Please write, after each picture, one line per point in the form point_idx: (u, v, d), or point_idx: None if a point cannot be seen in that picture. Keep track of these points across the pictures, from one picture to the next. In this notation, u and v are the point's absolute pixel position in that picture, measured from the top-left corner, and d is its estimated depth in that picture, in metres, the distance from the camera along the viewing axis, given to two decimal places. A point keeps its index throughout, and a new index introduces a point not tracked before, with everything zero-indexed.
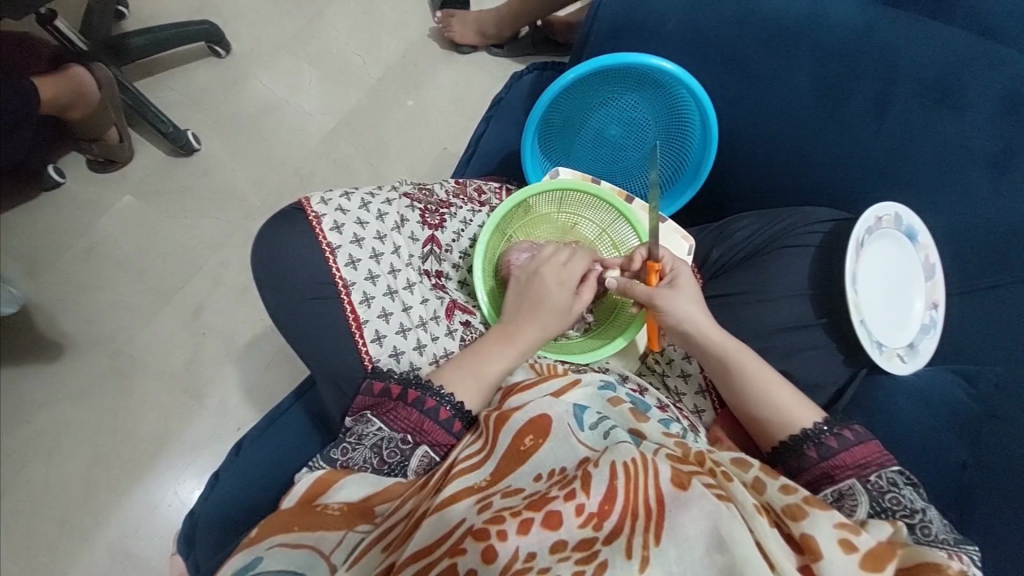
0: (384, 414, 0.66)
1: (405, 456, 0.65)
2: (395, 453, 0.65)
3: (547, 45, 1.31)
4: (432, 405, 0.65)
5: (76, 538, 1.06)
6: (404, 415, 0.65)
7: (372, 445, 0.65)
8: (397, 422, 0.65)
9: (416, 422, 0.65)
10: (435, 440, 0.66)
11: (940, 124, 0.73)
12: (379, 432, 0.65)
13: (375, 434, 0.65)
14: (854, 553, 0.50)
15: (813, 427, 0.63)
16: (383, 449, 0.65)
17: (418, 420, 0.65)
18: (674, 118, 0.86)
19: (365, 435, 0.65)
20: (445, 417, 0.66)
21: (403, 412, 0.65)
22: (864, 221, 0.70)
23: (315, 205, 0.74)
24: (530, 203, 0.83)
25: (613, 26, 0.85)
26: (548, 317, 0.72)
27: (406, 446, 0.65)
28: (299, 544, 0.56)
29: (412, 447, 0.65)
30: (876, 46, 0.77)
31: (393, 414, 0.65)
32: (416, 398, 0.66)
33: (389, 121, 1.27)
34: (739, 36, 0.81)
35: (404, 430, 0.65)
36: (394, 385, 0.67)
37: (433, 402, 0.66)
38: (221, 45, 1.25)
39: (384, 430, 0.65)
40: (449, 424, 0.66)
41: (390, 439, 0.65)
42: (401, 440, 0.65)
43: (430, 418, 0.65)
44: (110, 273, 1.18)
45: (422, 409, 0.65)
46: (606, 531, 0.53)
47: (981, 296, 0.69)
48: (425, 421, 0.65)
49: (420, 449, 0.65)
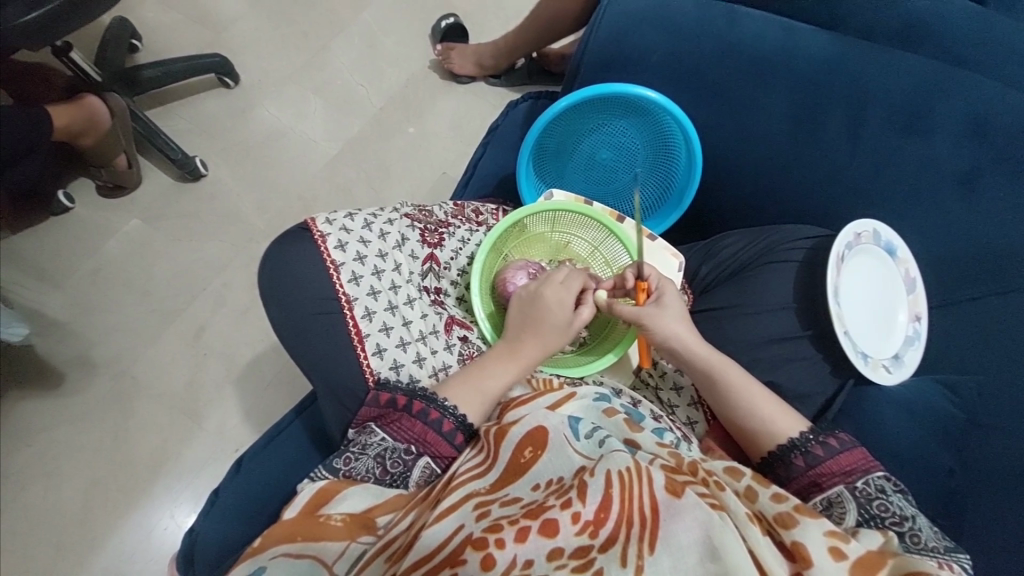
0: (388, 425, 0.68)
1: (407, 467, 0.66)
2: (397, 465, 0.66)
3: (545, 76, 1.36)
4: (436, 417, 0.67)
5: (70, 562, 1.06)
6: (408, 425, 0.67)
7: (375, 456, 0.66)
8: (400, 433, 0.67)
9: (419, 432, 0.67)
10: (437, 452, 0.67)
11: (914, 145, 0.77)
12: (382, 442, 0.67)
13: (379, 444, 0.67)
14: (844, 561, 0.52)
15: (799, 435, 0.65)
16: (385, 460, 0.66)
17: (422, 431, 0.67)
18: (661, 143, 0.90)
19: (368, 446, 0.67)
20: (447, 429, 0.67)
21: (406, 423, 0.67)
22: (843, 237, 0.73)
23: (320, 225, 0.77)
24: (524, 223, 0.86)
25: (602, 60, 0.89)
26: (546, 331, 0.73)
27: (408, 457, 0.66)
28: (302, 555, 0.58)
29: (414, 458, 0.66)
30: (852, 72, 0.81)
31: (397, 424, 0.67)
32: (420, 410, 0.67)
33: (390, 147, 1.31)
34: (723, 65, 0.85)
35: (408, 440, 0.67)
36: (400, 396, 0.68)
37: (437, 414, 0.67)
38: (229, 77, 1.29)
39: (388, 440, 0.67)
40: (451, 437, 0.67)
41: (393, 450, 0.66)
42: (404, 451, 0.66)
43: (433, 430, 0.67)
44: (114, 296, 1.19)
45: (426, 421, 0.67)
46: (601, 539, 0.54)
47: (961, 308, 0.71)
48: (429, 432, 0.67)
49: (422, 460, 0.66)
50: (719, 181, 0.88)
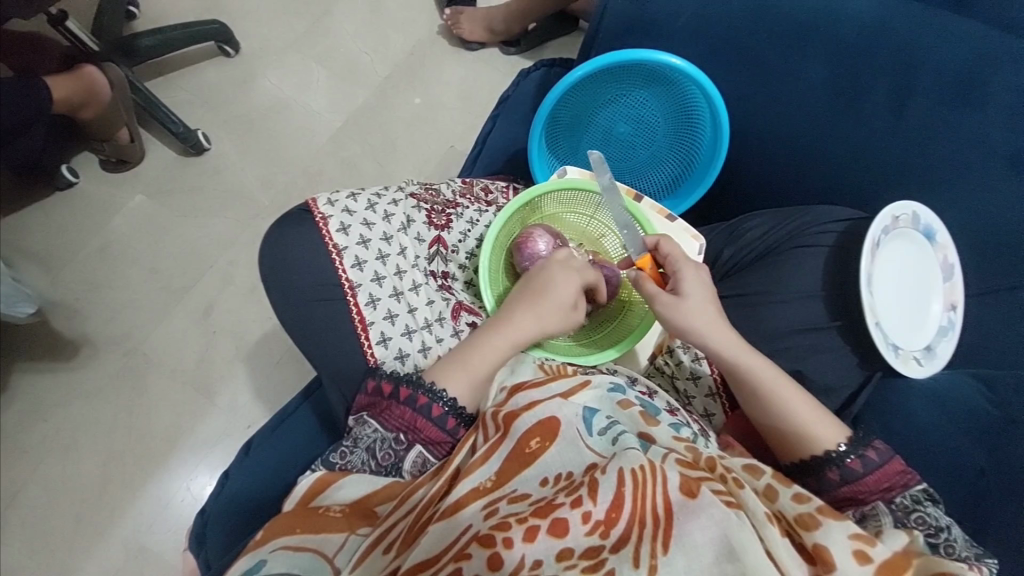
0: (378, 415, 0.63)
1: (400, 457, 0.62)
2: (389, 455, 0.62)
3: (557, 25, 1.31)
4: (426, 403, 0.62)
5: (92, 533, 1.07)
6: (398, 414, 0.62)
7: (367, 448, 0.63)
8: (389, 422, 0.62)
9: (408, 420, 0.62)
10: (429, 438, 0.62)
11: (961, 121, 0.70)
12: (374, 433, 0.63)
13: (370, 436, 0.63)
14: (869, 564, 0.48)
15: (835, 449, 0.60)
16: (377, 451, 0.63)
17: (412, 418, 0.62)
18: (684, 115, 0.85)
19: (360, 438, 0.64)
20: (438, 415, 0.62)
21: (395, 411, 0.62)
22: (880, 221, 0.68)
23: (321, 206, 0.74)
24: (536, 203, 0.82)
25: (624, 22, 0.85)
26: (548, 309, 0.69)
27: (399, 447, 0.62)
28: (302, 547, 0.54)
29: (406, 448, 0.62)
30: (893, 39, 0.74)
31: (386, 414, 0.62)
32: (408, 397, 0.62)
33: (396, 118, 1.26)
34: (751, 29, 0.79)
35: (397, 429, 0.62)
36: (385, 383, 0.63)
37: (426, 400, 0.62)
38: (229, 45, 1.25)
39: (378, 431, 0.63)
40: (442, 422, 0.62)
41: (383, 440, 0.63)
42: (395, 441, 0.62)
43: (423, 416, 0.62)
44: (123, 271, 1.18)
45: (415, 408, 0.62)
46: (612, 539, 0.51)
47: (1002, 298, 0.66)
48: (419, 419, 0.62)
49: (414, 449, 0.62)
50: (745, 155, 0.84)
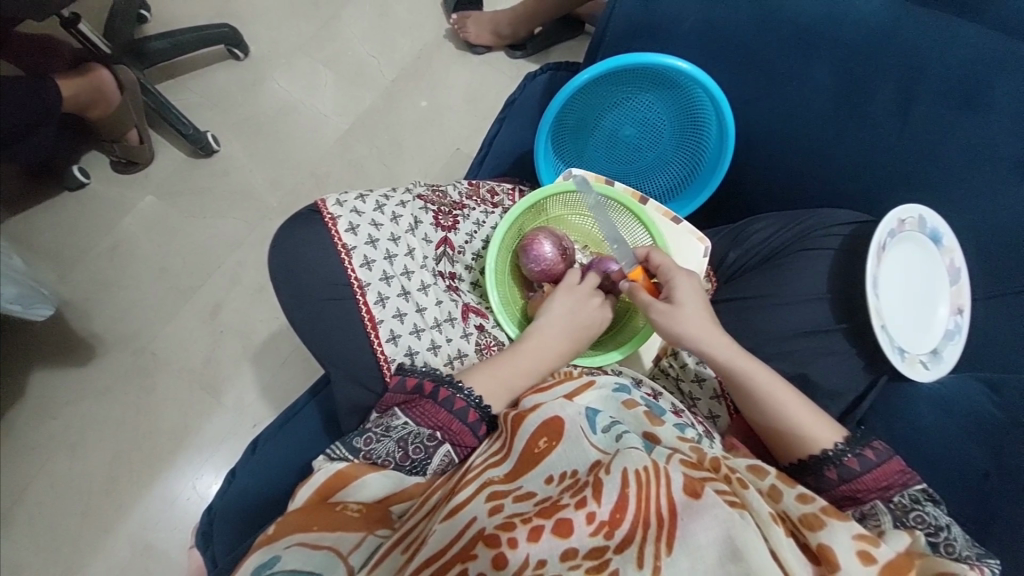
0: (412, 410, 0.64)
1: (429, 454, 0.62)
2: (419, 450, 0.62)
3: (564, 29, 1.31)
4: (463, 406, 0.64)
5: (99, 530, 1.08)
6: (433, 412, 0.63)
7: (398, 439, 0.62)
8: (425, 419, 0.63)
9: (443, 420, 0.63)
10: (459, 441, 0.64)
11: (966, 125, 0.70)
12: (405, 426, 0.63)
13: (402, 428, 0.63)
14: (873, 566, 0.48)
15: (834, 447, 0.60)
16: (407, 444, 0.62)
17: (447, 419, 0.63)
18: (690, 118, 0.86)
19: (391, 429, 0.63)
20: (472, 419, 0.64)
21: (431, 409, 0.63)
22: (887, 224, 0.68)
23: (330, 206, 0.74)
24: (542, 205, 0.83)
25: (630, 27, 0.85)
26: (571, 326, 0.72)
27: (431, 443, 0.62)
28: (319, 545, 0.53)
29: (436, 445, 0.63)
30: (899, 43, 0.74)
31: (422, 410, 0.63)
32: (446, 398, 0.64)
33: (403, 121, 1.27)
34: (757, 34, 0.80)
35: (433, 426, 0.63)
36: (427, 382, 0.65)
37: (462, 403, 0.64)
38: (239, 48, 1.26)
39: (410, 425, 0.63)
40: (474, 426, 0.64)
41: (416, 435, 0.63)
42: (428, 436, 0.63)
43: (459, 419, 0.63)
44: (133, 271, 1.19)
45: (452, 409, 0.63)
46: (617, 540, 0.51)
47: (1006, 302, 0.66)
48: (454, 421, 0.63)
49: (444, 447, 0.63)
50: (750, 158, 0.84)
